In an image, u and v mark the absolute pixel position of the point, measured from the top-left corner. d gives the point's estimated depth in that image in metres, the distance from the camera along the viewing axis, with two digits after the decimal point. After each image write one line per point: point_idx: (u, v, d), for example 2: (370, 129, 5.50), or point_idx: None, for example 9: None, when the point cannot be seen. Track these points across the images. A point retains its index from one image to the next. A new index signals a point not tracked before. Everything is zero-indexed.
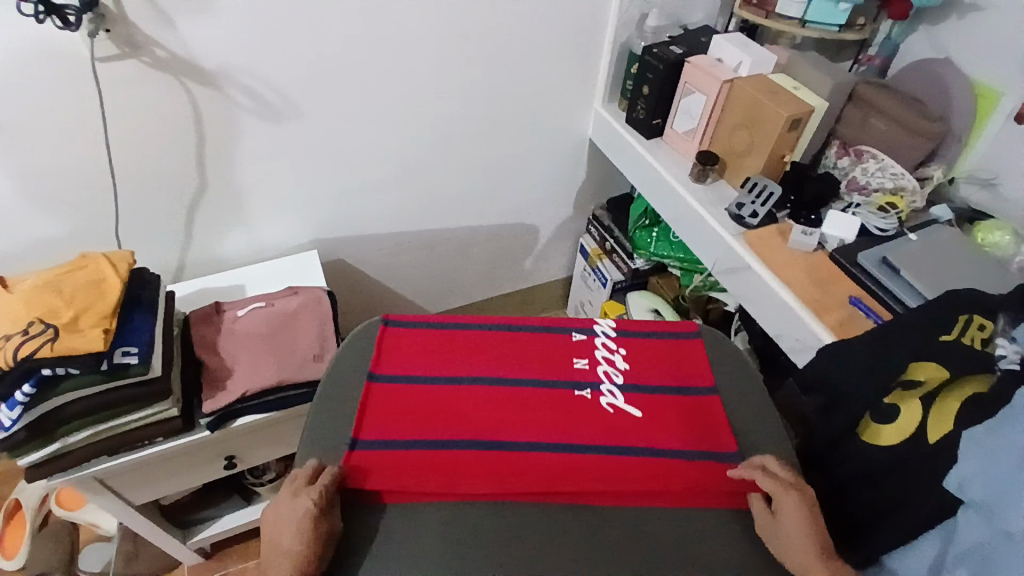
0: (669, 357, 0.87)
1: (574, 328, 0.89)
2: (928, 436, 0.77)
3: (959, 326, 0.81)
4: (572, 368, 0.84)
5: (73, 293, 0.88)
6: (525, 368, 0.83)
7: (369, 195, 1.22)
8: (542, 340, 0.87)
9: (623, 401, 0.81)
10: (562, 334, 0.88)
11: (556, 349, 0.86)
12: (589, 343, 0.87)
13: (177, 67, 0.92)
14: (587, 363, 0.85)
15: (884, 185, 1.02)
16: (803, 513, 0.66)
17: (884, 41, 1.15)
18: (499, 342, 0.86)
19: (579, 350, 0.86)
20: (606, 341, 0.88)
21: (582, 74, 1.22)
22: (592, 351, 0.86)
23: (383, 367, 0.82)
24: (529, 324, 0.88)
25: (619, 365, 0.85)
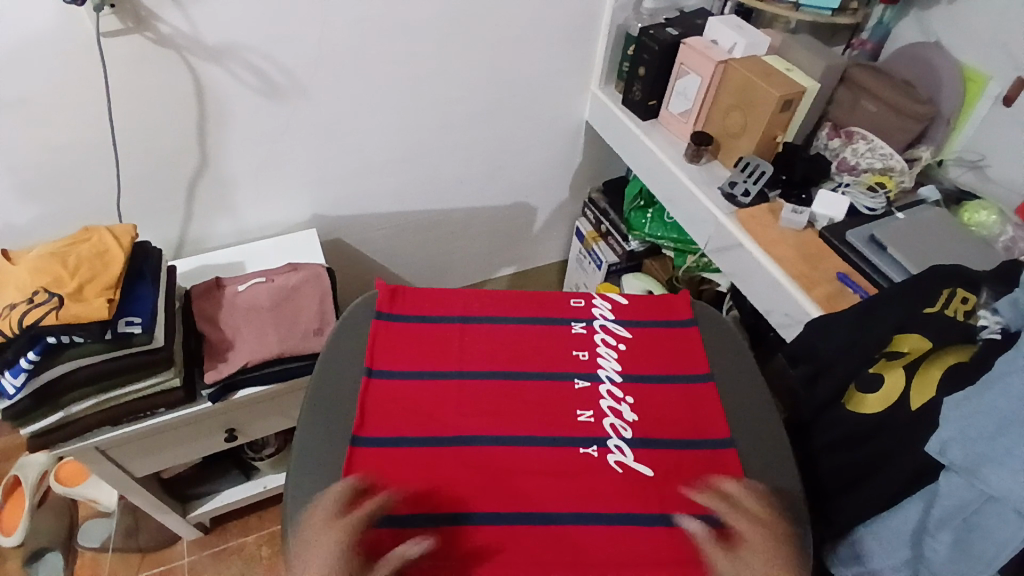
0: (676, 406, 0.84)
1: (577, 374, 0.86)
2: (911, 403, 0.79)
3: (942, 299, 0.83)
4: (576, 422, 0.81)
5: (77, 264, 0.89)
6: (520, 423, 0.80)
7: (369, 175, 1.24)
8: (544, 389, 0.84)
9: (632, 459, 0.78)
10: (565, 381, 0.85)
11: (559, 397, 0.83)
12: (594, 391, 0.85)
13: (181, 43, 0.93)
14: (592, 415, 0.82)
15: (874, 165, 1.05)
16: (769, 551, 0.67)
17: (877, 25, 1.17)
18: (491, 394, 0.83)
19: (583, 400, 0.83)
20: (612, 388, 0.85)
21: (580, 56, 1.23)
22: (598, 402, 0.83)
23: (367, 429, 0.78)
24: (527, 373, 0.85)
25: (627, 417, 0.82)
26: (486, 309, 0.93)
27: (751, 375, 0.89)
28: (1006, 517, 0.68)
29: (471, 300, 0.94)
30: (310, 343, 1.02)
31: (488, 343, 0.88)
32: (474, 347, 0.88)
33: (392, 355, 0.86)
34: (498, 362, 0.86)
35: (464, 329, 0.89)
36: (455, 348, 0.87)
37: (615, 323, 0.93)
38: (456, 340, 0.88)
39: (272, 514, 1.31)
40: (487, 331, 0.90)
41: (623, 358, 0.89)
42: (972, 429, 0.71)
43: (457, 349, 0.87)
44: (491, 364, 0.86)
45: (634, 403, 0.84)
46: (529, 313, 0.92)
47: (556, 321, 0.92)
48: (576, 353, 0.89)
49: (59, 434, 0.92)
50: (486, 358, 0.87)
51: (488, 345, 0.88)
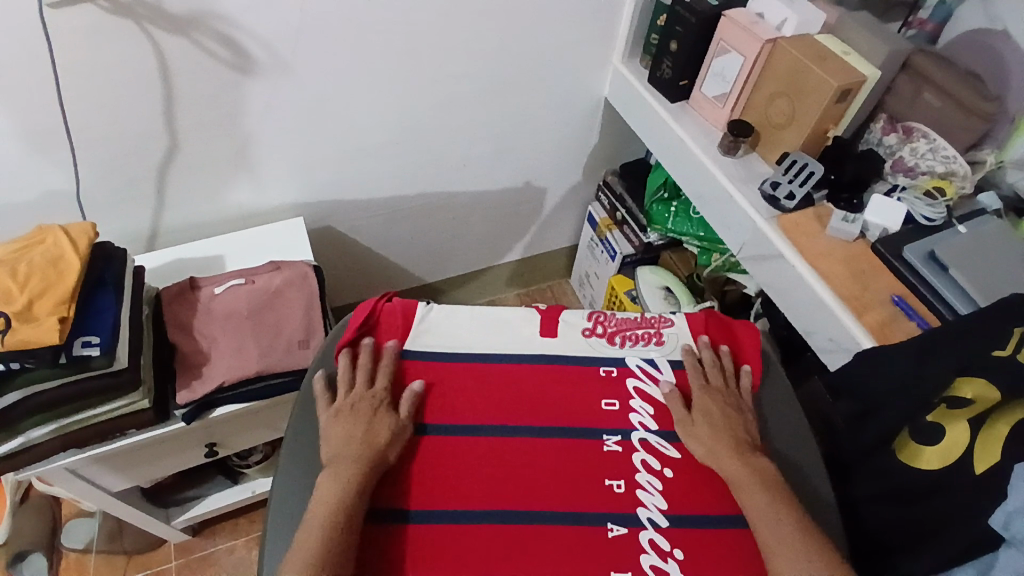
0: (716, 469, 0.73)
1: (605, 430, 0.75)
2: (974, 465, 0.70)
3: (1012, 342, 0.71)
4: (603, 493, 0.70)
5: (28, 275, 0.79)
6: (535, 498, 0.69)
7: (361, 159, 1.11)
8: (566, 453, 0.73)
9: (666, 543, 0.67)
10: (591, 439, 0.74)
11: (586, 462, 0.72)
12: (626, 456, 0.73)
13: (140, 13, 0.79)
14: (623, 485, 0.71)
15: (935, 168, 0.92)
16: (716, 410, 0.74)
17: (938, 5, 1.01)
18: (504, 459, 0.72)
19: (612, 466, 0.72)
20: (645, 451, 0.74)
21: (601, 27, 1.08)
22: (632, 471, 0.72)
23: None
24: (540, 429, 0.74)
25: (660, 487, 0.71)
26: (504, 344, 0.80)
27: (803, 427, 0.77)
28: None
29: (486, 330, 0.81)
30: (296, 356, 0.92)
31: (507, 388, 0.77)
32: (491, 394, 0.76)
33: (378, 400, 0.75)
34: (515, 415, 0.75)
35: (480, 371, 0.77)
36: (467, 399, 0.75)
37: (652, 363, 0.81)
38: (469, 385, 0.76)
39: (261, 516, 1.24)
40: (503, 375, 0.78)
41: (659, 414, 0.77)
42: None
43: (462, 403, 0.75)
44: (508, 417, 0.75)
45: (671, 475, 0.72)
46: (551, 343, 0.80)
47: (580, 359, 0.80)
48: (603, 402, 0.77)
49: (18, 460, 0.83)
50: (503, 408, 0.75)
51: (507, 391, 0.77)
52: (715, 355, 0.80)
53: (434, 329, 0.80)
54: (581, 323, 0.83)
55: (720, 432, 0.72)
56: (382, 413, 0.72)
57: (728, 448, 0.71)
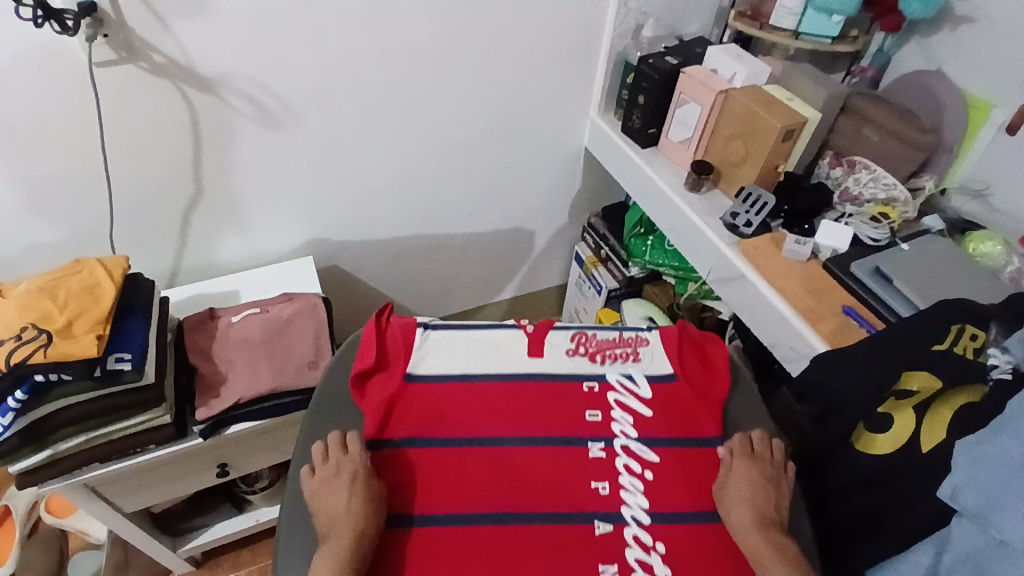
0: (694, 472, 0.76)
1: (589, 438, 0.78)
2: (922, 445, 0.78)
3: (952, 335, 0.81)
4: (589, 495, 0.73)
5: (67, 298, 0.88)
6: (521, 501, 0.72)
7: (365, 202, 1.22)
8: (552, 458, 0.76)
9: (651, 539, 0.70)
10: (575, 446, 0.77)
11: (571, 467, 0.75)
12: (609, 461, 0.76)
13: (175, 73, 0.92)
14: (607, 487, 0.74)
15: (877, 196, 1.04)
16: (752, 493, 0.72)
17: (877, 53, 1.15)
18: (492, 466, 0.75)
19: (597, 470, 0.75)
20: (628, 456, 0.76)
21: (578, 85, 1.22)
22: (615, 474, 0.75)
23: None
24: (526, 438, 0.77)
25: (643, 488, 0.74)
26: (490, 361, 0.85)
27: (772, 434, 0.82)
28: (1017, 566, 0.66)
29: (478, 354, 0.86)
30: (305, 377, 1.00)
31: (494, 402, 0.80)
32: (478, 407, 0.80)
33: (387, 418, 0.79)
34: (500, 426, 0.78)
35: (467, 387, 0.81)
36: (459, 413, 0.79)
37: (631, 378, 0.85)
38: (459, 400, 0.80)
39: (264, 548, 1.27)
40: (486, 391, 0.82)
41: (640, 423, 0.80)
42: (987, 473, 0.68)
43: (453, 414, 0.79)
44: (493, 428, 0.78)
45: (653, 477, 0.75)
46: (537, 361, 0.85)
47: (566, 373, 0.85)
48: (587, 414, 0.80)
49: (44, 473, 0.89)
50: (489, 420, 0.79)
51: (492, 405, 0.80)
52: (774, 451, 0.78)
53: (432, 351, 0.85)
54: (565, 343, 0.88)
55: (758, 511, 0.71)
56: (363, 479, 0.71)
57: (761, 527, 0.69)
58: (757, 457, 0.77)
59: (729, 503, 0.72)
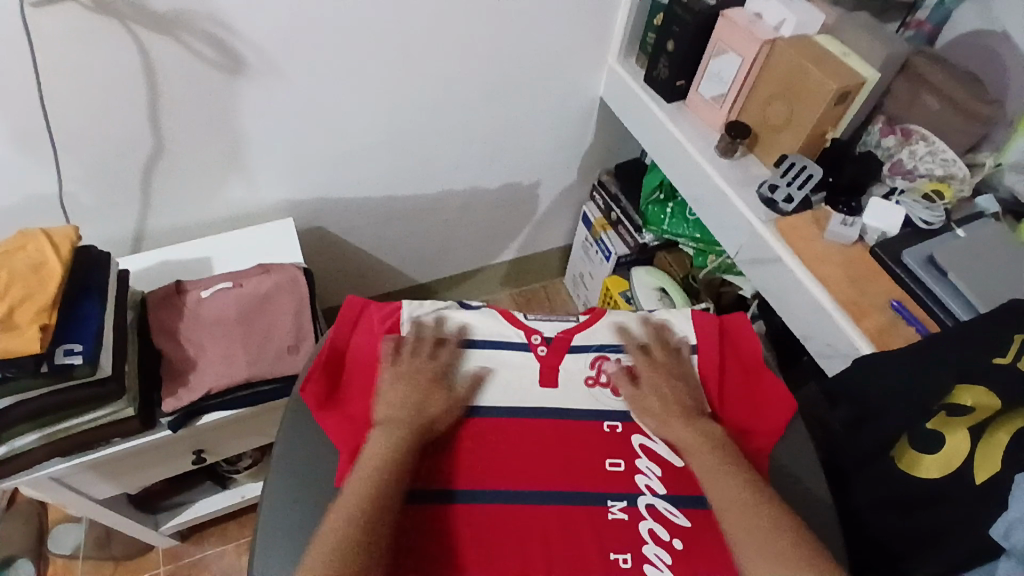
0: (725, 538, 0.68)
1: (609, 495, 0.70)
2: (974, 476, 0.70)
3: (1015, 345, 0.71)
4: (609, 569, 0.65)
5: (8, 282, 0.76)
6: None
7: (352, 160, 1.09)
8: (569, 521, 0.68)
9: None
10: (595, 506, 0.69)
11: (589, 532, 0.67)
12: (633, 525, 0.68)
13: (122, 10, 0.77)
14: (629, 558, 0.66)
15: (933, 172, 0.91)
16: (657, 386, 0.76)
17: (936, 6, 0.99)
18: (497, 533, 0.66)
19: (618, 537, 0.67)
20: (652, 516, 0.69)
21: (597, 27, 1.06)
22: (639, 543, 0.67)
23: None
24: (538, 494, 0.69)
25: (670, 561, 0.66)
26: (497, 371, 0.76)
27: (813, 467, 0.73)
28: None
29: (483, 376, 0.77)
30: (286, 364, 0.90)
31: (497, 450, 0.71)
32: (481, 459, 0.70)
33: None
34: (509, 480, 0.70)
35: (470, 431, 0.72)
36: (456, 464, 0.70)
37: None
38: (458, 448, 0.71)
39: (251, 521, 1.22)
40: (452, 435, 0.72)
41: (668, 475, 0.72)
42: None
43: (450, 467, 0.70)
44: (496, 483, 0.69)
45: (682, 546, 0.67)
46: (551, 394, 0.75)
47: (586, 408, 0.75)
48: (607, 463, 0.72)
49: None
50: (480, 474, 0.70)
51: (486, 457, 0.71)
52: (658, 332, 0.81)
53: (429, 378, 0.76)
54: (584, 371, 0.77)
55: (665, 403, 0.74)
56: (440, 386, 0.74)
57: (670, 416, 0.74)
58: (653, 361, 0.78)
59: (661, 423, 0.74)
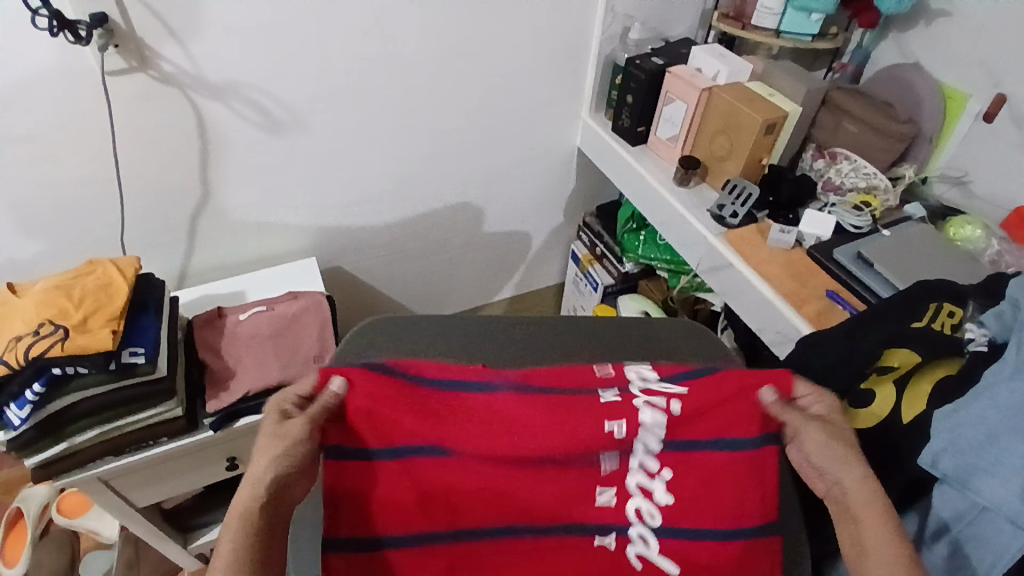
0: (715, 484, 0.67)
1: (600, 454, 0.67)
2: (902, 416, 0.81)
3: (928, 313, 0.84)
4: (597, 509, 0.69)
5: (82, 296, 0.91)
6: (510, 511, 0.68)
7: (367, 204, 1.27)
8: (559, 476, 0.67)
9: (655, 551, 0.69)
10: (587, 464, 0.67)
11: (581, 483, 0.68)
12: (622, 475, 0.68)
13: (183, 81, 0.97)
14: (614, 499, 0.69)
15: (858, 185, 1.08)
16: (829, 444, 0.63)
17: (856, 49, 1.21)
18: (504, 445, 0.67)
19: (609, 481, 0.68)
20: (644, 464, 0.68)
21: (569, 87, 1.27)
22: (625, 487, 0.69)
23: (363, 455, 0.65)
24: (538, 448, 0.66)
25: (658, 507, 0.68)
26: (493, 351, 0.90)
27: None
28: (999, 524, 0.69)
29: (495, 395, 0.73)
30: (309, 370, 1.03)
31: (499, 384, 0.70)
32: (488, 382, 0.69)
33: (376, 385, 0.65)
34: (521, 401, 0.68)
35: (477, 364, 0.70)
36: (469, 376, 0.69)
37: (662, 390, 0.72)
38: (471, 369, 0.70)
39: None
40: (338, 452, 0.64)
41: (670, 425, 0.67)
42: (962, 439, 0.70)
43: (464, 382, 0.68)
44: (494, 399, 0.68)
45: (671, 480, 0.68)
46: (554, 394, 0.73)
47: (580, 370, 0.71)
48: (608, 424, 0.66)
49: (61, 465, 0.92)
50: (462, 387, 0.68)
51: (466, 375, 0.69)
52: (830, 407, 0.66)
53: None
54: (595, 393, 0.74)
55: (853, 462, 0.61)
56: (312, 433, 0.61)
57: (858, 474, 0.60)
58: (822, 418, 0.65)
59: (834, 465, 0.61)
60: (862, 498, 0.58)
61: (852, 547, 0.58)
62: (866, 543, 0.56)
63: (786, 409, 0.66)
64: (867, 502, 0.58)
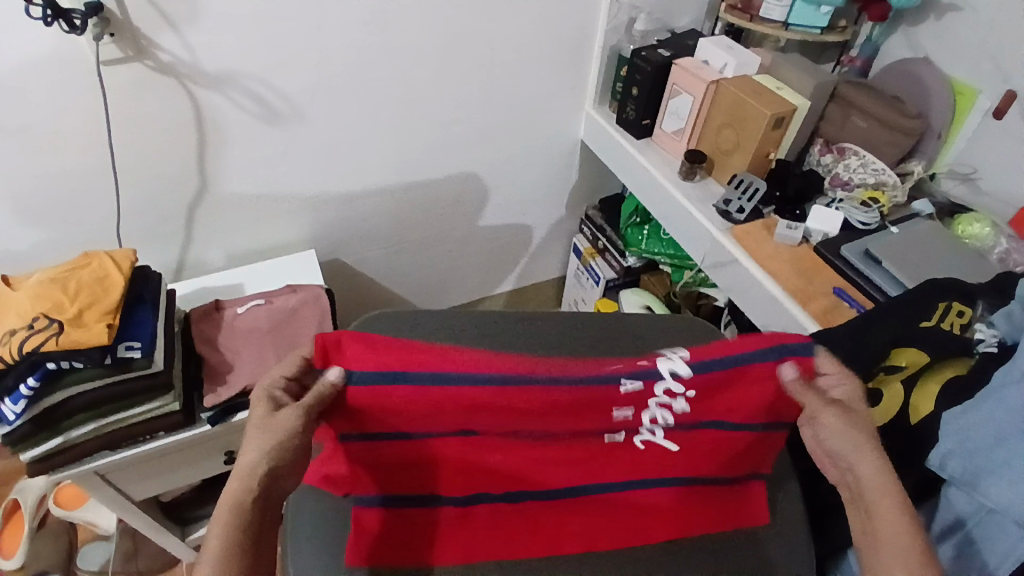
0: (734, 399, 0.69)
1: (623, 374, 0.68)
2: (910, 418, 0.79)
3: (938, 312, 0.83)
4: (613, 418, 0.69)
5: (77, 290, 0.90)
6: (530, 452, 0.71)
7: (367, 196, 1.25)
8: (582, 398, 0.67)
9: (661, 437, 0.72)
10: (611, 385, 0.67)
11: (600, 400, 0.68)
12: (646, 392, 0.68)
13: (179, 70, 0.95)
14: (629, 414, 0.69)
15: (867, 181, 1.06)
16: (852, 432, 0.62)
17: (866, 42, 1.18)
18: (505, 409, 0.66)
19: (630, 400, 0.68)
20: (670, 387, 0.68)
21: (573, 79, 1.25)
22: (644, 403, 0.69)
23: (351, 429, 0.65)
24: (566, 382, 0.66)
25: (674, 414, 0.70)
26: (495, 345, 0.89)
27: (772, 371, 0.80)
28: (1008, 526, 0.67)
29: None
30: None
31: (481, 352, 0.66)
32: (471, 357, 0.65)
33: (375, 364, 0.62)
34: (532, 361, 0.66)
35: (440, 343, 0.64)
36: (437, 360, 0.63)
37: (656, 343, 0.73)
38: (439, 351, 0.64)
39: None
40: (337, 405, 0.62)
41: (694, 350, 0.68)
42: (970, 443, 0.69)
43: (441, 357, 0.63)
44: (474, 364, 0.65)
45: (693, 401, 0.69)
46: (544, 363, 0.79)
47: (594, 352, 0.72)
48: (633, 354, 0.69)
49: (57, 460, 0.91)
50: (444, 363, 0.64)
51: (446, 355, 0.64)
52: (854, 387, 0.65)
53: None
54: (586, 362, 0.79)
55: (870, 450, 0.61)
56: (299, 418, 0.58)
57: (877, 466, 0.60)
58: (840, 402, 0.64)
59: (852, 451, 0.61)
60: (879, 489, 0.58)
61: (865, 543, 0.58)
62: (879, 539, 0.57)
63: (805, 390, 0.65)
64: (883, 492, 0.58)
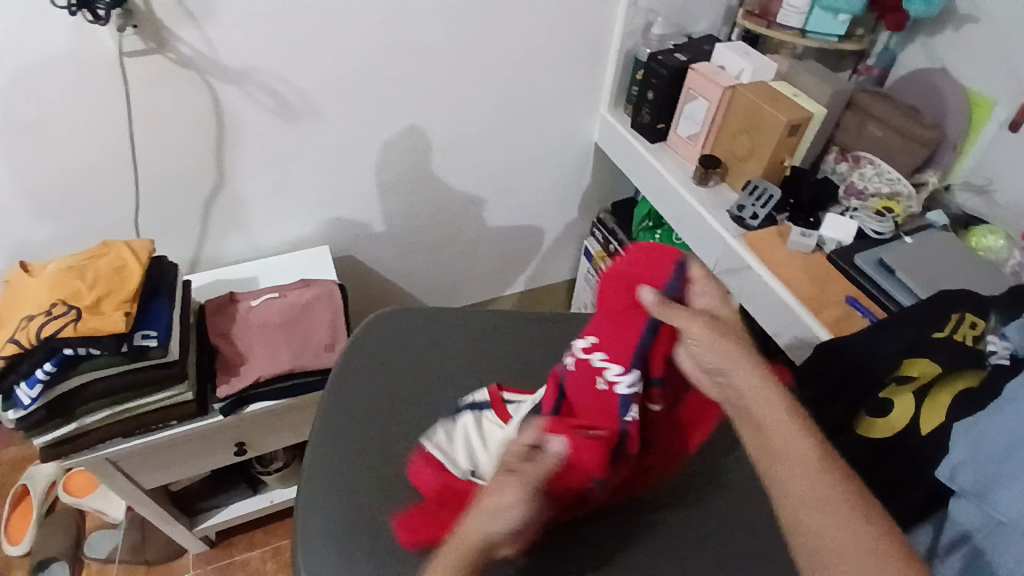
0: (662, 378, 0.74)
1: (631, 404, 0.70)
2: (921, 427, 0.80)
3: (951, 324, 0.83)
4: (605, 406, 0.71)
5: (95, 278, 0.91)
6: None
7: (382, 194, 1.26)
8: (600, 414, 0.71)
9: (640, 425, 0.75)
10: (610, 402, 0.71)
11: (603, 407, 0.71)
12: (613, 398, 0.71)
13: (200, 64, 0.96)
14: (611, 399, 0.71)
15: (881, 190, 1.06)
16: (713, 341, 0.65)
17: (884, 51, 1.18)
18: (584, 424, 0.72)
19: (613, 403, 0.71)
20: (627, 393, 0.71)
21: (588, 82, 1.26)
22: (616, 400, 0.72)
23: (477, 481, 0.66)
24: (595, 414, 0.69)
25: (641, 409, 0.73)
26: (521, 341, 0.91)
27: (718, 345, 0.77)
28: (1012, 540, 0.66)
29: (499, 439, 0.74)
30: (320, 358, 1.03)
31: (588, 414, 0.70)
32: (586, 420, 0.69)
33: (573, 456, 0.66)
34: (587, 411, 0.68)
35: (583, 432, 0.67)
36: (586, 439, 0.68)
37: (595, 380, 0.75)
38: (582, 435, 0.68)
39: (277, 530, 1.33)
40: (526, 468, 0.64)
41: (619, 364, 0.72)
42: (982, 452, 0.68)
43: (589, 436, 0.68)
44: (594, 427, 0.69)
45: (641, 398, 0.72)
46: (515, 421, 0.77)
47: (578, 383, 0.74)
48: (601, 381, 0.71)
49: (70, 446, 0.92)
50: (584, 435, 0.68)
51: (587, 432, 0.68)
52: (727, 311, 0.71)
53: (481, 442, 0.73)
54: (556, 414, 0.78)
55: (742, 360, 0.64)
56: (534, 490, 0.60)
57: (750, 375, 0.62)
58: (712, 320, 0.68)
59: (722, 359, 0.64)
60: (760, 400, 0.60)
61: (754, 451, 0.59)
62: (768, 445, 0.58)
63: (667, 307, 0.69)
64: (764, 405, 0.60)
